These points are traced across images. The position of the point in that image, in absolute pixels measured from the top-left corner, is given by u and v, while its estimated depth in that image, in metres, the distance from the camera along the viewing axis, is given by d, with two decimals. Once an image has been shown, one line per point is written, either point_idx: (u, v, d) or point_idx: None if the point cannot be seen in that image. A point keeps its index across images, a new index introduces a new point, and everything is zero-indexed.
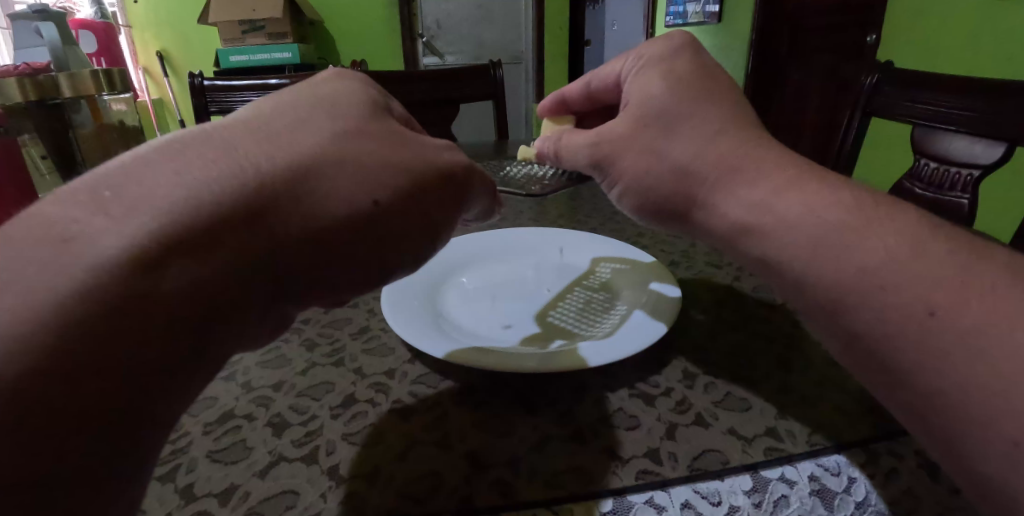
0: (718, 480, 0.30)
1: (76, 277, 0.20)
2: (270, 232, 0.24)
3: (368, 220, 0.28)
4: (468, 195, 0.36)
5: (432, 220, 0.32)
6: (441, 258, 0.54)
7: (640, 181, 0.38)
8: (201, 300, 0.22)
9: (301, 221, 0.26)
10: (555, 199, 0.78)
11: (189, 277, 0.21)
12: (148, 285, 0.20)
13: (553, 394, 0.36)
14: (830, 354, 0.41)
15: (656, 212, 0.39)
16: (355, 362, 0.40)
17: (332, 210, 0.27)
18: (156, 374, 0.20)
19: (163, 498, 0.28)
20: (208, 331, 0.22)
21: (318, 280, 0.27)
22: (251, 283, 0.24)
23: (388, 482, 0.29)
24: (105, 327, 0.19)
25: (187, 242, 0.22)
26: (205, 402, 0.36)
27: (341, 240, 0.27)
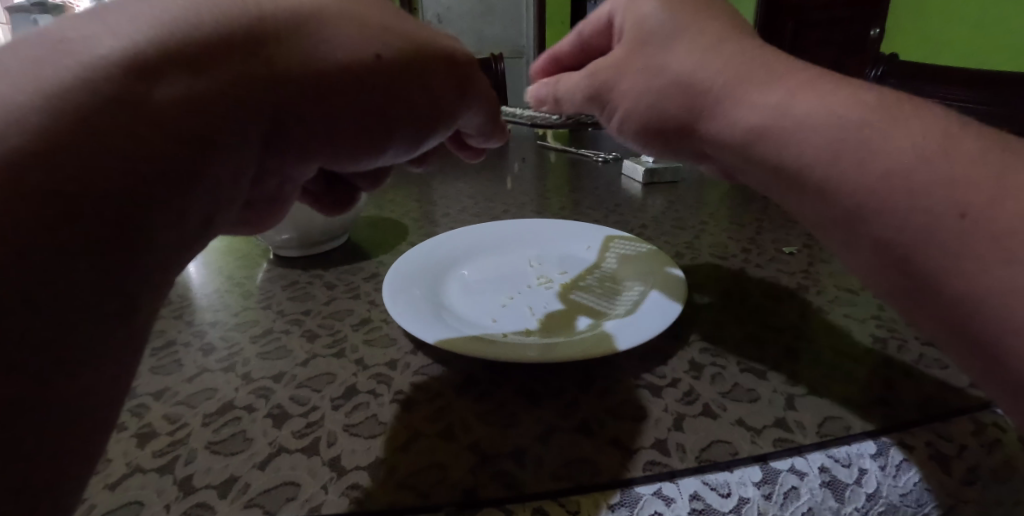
0: (727, 471, 0.29)
1: (64, 79, 0.18)
2: (274, 66, 0.22)
3: (378, 76, 0.26)
4: (479, 92, 0.34)
5: (438, 101, 0.31)
6: (442, 249, 0.53)
7: (639, 102, 0.34)
8: (202, 121, 0.20)
9: (306, 60, 0.23)
10: (558, 192, 0.78)
11: (187, 89, 0.19)
12: (142, 91, 0.18)
13: (558, 385, 0.36)
14: (838, 345, 0.41)
15: (669, 138, 0.34)
16: (356, 354, 0.39)
17: (339, 52, 0.25)
18: (145, 204, 0.18)
19: (161, 490, 0.27)
20: (209, 163, 0.21)
21: (317, 136, 0.26)
22: (253, 116, 0.22)
23: (392, 472, 0.28)
24: (94, 128, 0.17)
25: (189, 57, 0.20)
26: (204, 394, 0.35)
27: (349, 93, 0.25)
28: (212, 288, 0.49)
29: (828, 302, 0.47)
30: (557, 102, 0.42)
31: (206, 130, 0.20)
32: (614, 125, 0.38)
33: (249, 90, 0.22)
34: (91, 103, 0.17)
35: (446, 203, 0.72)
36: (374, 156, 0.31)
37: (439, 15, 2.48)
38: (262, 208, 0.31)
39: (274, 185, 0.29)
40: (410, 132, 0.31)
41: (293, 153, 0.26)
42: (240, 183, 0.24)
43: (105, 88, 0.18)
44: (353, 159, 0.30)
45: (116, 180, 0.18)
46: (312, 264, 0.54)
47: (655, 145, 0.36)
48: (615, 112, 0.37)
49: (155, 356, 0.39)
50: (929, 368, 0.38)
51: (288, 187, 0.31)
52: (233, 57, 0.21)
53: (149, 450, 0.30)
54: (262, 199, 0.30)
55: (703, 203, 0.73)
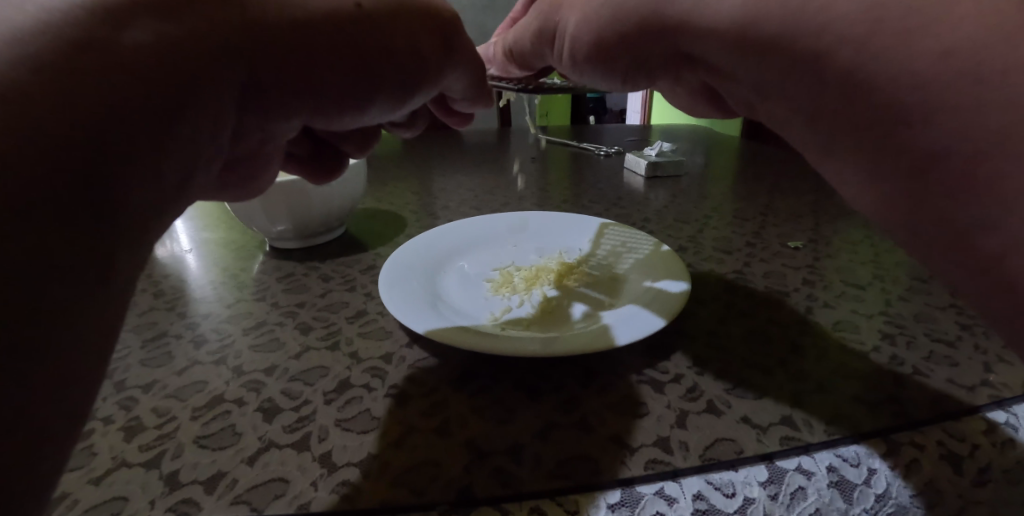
0: (732, 470, 0.28)
1: (23, 12, 0.16)
2: (250, 12, 0.21)
3: (357, 26, 0.25)
4: (458, 51, 0.33)
5: (423, 57, 0.30)
6: (439, 241, 0.52)
7: (592, 12, 0.29)
8: (181, 65, 0.19)
9: (283, 6, 0.23)
10: (560, 185, 0.76)
11: (153, 32, 0.18)
12: (104, 31, 0.17)
13: (557, 380, 0.35)
14: (846, 342, 0.40)
15: (633, 49, 0.28)
16: (351, 346, 0.38)
17: (311, 0, 0.24)
18: (125, 150, 0.17)
19: (147, 485, 0.26)
20: (191, 109, 0.19)
21: (295, 89, 0.25)
22: (226, 63, 0.21)
23: (385, 469, 0.27)
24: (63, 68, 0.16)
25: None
26: (194, 387, 0.34)
27: (330, 41, 0.24)
28: (205, 280, 0.48)
29: (835, 297, 0.46)
30: (511, 55, 0.41)
31: (187, 77, 0.19)
32: (564, 58, 0.34)
33: (227, 36, 0.21)
34: (62, 41, 0.16)
35: (445, 196, 0.71)
36: (356, 111, 0.30)
37: None
38: (238, 168, 0.30)
39: (251, 144, 0.28)
40: (392, 87, 0.30)
41: (276, 109, 0.25)
42: (218, 138, 0.23)
43: (71, 28, 0.16)
44: (334, 115, 0.29)
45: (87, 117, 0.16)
46: (308, 256, 0.53)
47: (619, 64, 0.30)
48: (564, 41, 0.32)
49: (145, 348, 0.38)
50: (939, 365, 0.37)
51: (268, 146, 0.29)
52: (207, 1, 0.20)
53: (136, 444, 0.29)
54: (240, 158, 0.29)
55: (707, 198, 0.72)
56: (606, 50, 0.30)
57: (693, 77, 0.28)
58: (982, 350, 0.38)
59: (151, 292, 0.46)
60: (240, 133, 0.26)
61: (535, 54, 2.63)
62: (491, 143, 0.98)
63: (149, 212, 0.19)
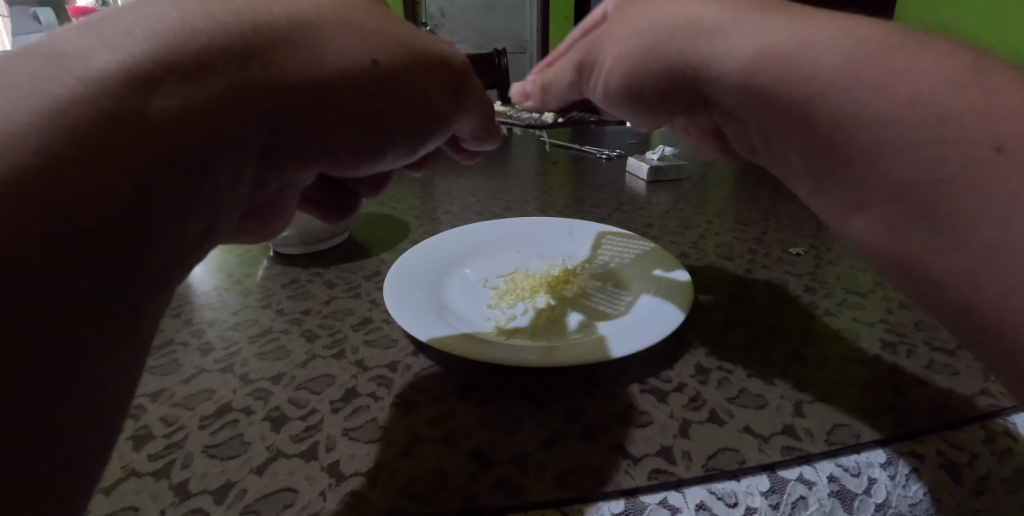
0: (734, 480, 0.28)
1: (64, 87, 0.17)
2: (270, 78, 0.22)
3: (369, 81, 0.25)
4: (470, 98, 0.33)
5: (436, 106, 0.30)
6: (442, 247, 0.52)
7: (630, 49, 0.31)
8: (202, 136, 0.19)
9: (300, 69, 0.23)
10: (562, 189, 0.77)
11: (181, 103, 0.18)
12: (135, 106, 0.17)
13: (561, 389, 0.35)
14: (847, 351, 0.40)
15: (659, 95, 0.31)
16: (356, 354, 0.39)
17: (331, 63, 0.24)
18: (148, 217, 0.17)
19: (157, 495, 0.27)
20: (208, 172, 0.20)
21: (311, 146, 0.25)
22: (249, 126, 0.21)
23: (391, 479, 0.28)
24: (94, 147, 0.16)
25: (183, 68, 0.19)
26: (202, 395, 0.34)
27: (342, 98, 0.24)
28: (210, 287, 0.49)
29: (836, 304, 0.47)
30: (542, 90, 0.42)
31: (206, 146, 0.19)
32: (598, 92, 0.35)
33: (249, 103, 0.21)
34: (92, 116, 0.16)
35: (447, 201, 0.71)
36: (369, 162, 0.30)
37: (439, 9, 2.45)
38: (258, 215, 0.30)
39: (269, 193, 0.28)
40: (406, 138, 0.30)
41: (292, 163, 0.25)
42: (238, 193, 0.23)
43: (105, 101, 0.17)
44: (348, 166, 0.29)
45: (114, 193, 0.16)
46: (311, 262, 0.54)
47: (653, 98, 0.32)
48: (599, 75, 0.34)
49: (152, 356, 0.38)
50: (939, 374, 0.37)
51: (285, 193, 0.30)
52: (230, 68, 0.20)
53: (146, 453, 0.29)
54: (258, 207, 0.29)
55: (709, 203, 0.72)
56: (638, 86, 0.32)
57: (704, 118, 0.32)
58: (982, 358, 0.39)
59: (157, 299, 0.46)
60: (260, 185, 0.26)
61: (536, 53, 2.62)
62: (493, 146, 0.98)
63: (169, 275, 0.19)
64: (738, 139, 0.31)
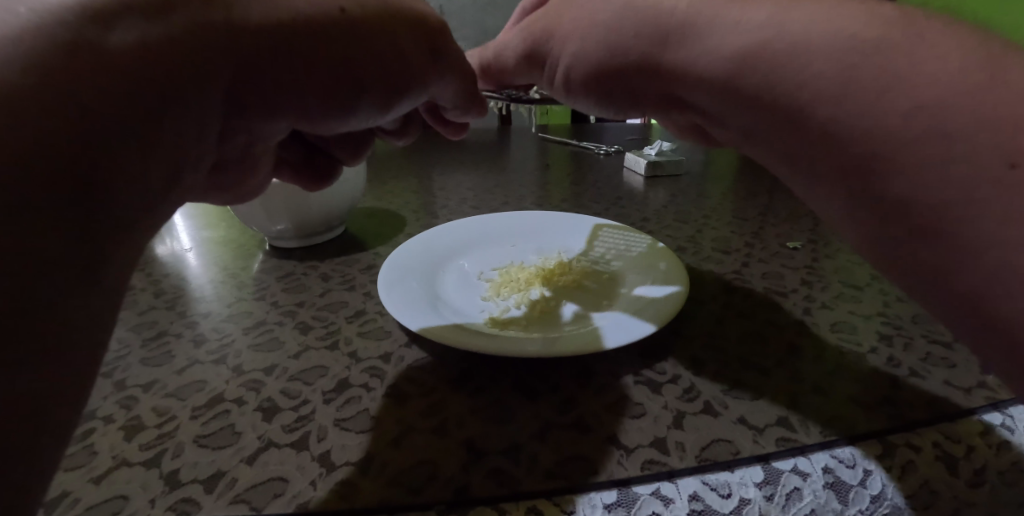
0: (728, 471, 0.28)
1: (22, 14, 0.17)
2: (230, 17, 0.22)
3: (338, 27, 0.26)
4: (443, 62, 0.34)
5: (407, 61, 0.30)
6: (438, 240, 0.52)
7: (592, 52, 0.29)
8: (166, 67, 0.19)
9: (264, 12, 0.23)
10: (559, 184, 0.76)
11: (144, 35, 0.19)
12: (97, 34, 0.18)
13: (554, 381, 0.35)
14: (843, 343, 0.40)
15: (626, 82, 0.29)
16: (350, 346, 0.39)
17: (294, 4, 0.24)
18: (114, 151, 0.18)
19: (147, 484, 0.27)
20: (178, 105, 0.20)
21: (279, 93, 0.25)
22: (214, 67, 0.21)
23: (382, 469, 0.27)
24: (59, 73, 0.16)
25: (146, 3, 0.19)
26: (194, 386, 0.34)
27: (306, 43, 0.25)
28: (206, 280, 0.49)
29: (833, 298, 0.46)
30: (490, 68, 0.39)
31: (173, 82, 0.20)
32: (559, 84, 0.34)
33: (214, 40, 0.21)
34: (54, 44, 0.17)
35: (445, 195, 0.71)
36: (339, 117, 0.30)
37: (440, 7, 2.45)
38: (228, 170, 0.31)
39: (239, 144, 0.28)
40: (377, 94, 0.30)
41: (260, 112, 0.25)
42: (207, 136, 0.23)
43: (60, 28, 0.17)
44: (318, 120, 0.29)
45: (79, 126, 0.16)
46: (307, 255, 0.53)
47: (607, 94, 0.31)
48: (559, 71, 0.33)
49: (146, 347, 0.38)
50: (936, 367, 0.37)
51: (255, 147, 0.30)
52: (190, 6, 0.21)
53: (136, 443, 0.29)
54: (228, 162, 0.29)
55: (707, 197, 0.72)
56: (606, 91, 0.31)
57: None
58: None
59: (152, 291, 0.46)
60: (228, 135, 0.26)
61: None
62: (492, 142, 0.98)
63: (142, 212, 0.19)
64: (719, 133, 0.28)
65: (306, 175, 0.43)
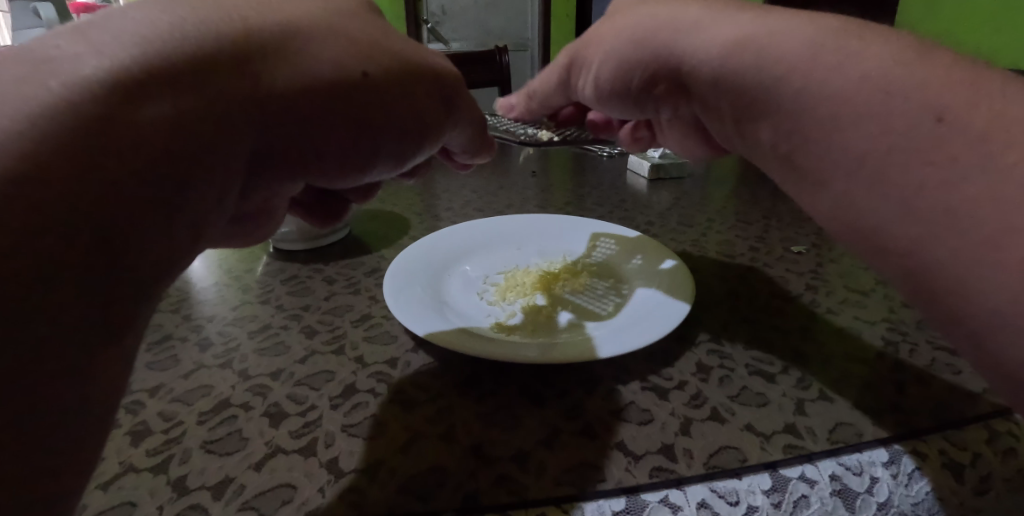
0: (736, 478, 0.28)
1: (52, 89, 0.17)
2: (257, 84, 0.22)
3: (358, 94, 0.25)
4: (460, 112, 0.33)
5: (425, 120, 0.30)
6: (443, 244, 0.52)
7: (619, 48, 0.34)
8: (191, 137, 0.19)
9: (289, 79, 0.23)
10: (562, 186, 0.76)
11: (166, 110, 0.19)
12: (121, 111, 0.18)
13: (561, 386, 0.35)
14: (849, 349, 0.40)
15: (645, 83, 0.34)
16: (356, 351, 0.39)
17: (319, 72, 0.24)
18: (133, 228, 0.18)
19: (154, 491, 0.26)
20: (195, 184, 0.20)
21: (296, 156, 0.25)
22: (234, 136, 0.21)
23: (390, 475, 0.27)
24: (84, 153, 0.17)
25: (170, 73, 0.19)
26: (201, 391, 0.34)
27: (328, 109, 0.24)
28: (211, 282, 0.48)
29: (838, 303, 0.46)
30: (529, 98, 0.46)
31: (194, 150, 0.19)
32: (592, 91, 0.39)
33: (236, 110, 0.21)
34: (82, 116, 0.17)
35: (448, 197, 0.71)
36: (358, 175, 0.29)
37: (441, 6, 2.44)
38: (248, 222, 0.31)
39: (258, 201, 0.28)
40: (393, 152, 0.30)
41: (278, 171, 0.25)
42: (228, 202, 0.23)
43: (90, 104, 0.17)
44: (338, 179, 0.29)
45: (102, 202, 0.17)
46: (312, 258, 0.53)
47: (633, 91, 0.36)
48: (591, 72, 0.38)
49: (151, 351, 0.38)
50: (942, 373, 0.37)
51: (274, 202, 0.29)
52: (215, 76, 0.20)
53: (143, 449, 0.29)
54: (248, 214, 0.29)
55: (710, 200, 0.72)
56: (628, 79, 0.35)
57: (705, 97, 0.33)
58: None
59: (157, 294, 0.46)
60: (248, 194, 0.26)
61: (537, 51, 2.62)
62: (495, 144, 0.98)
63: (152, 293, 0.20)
64: (714, 130, 0.33)
65: (314, 211, 0.42)
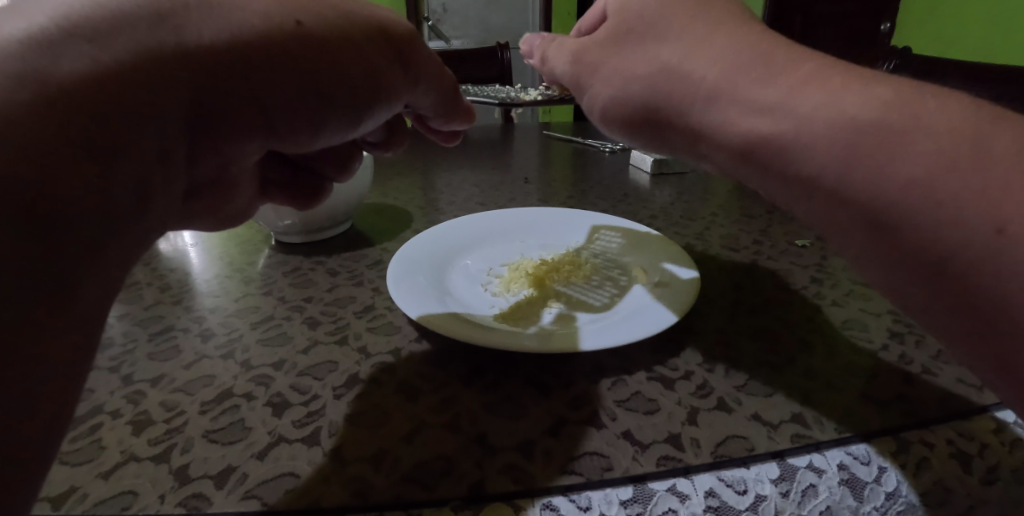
0: (744, 468, 0.28)
1: None
2: (186, 34, 0.22)
3: (296, 41, 0.26)
4: (416, 69, 0.34)
5: (376, 71, 0.30)
6: (446, 236, 0.52)
7: (625, 90, 0.34)
8: (124, 87, 0.19)
9: (220, 26, 0.23)
10: (565, 181, 0.76)
11: (92, 60, 0.19)
12: (43, 63, 0.18)
13: (567, 376, 0.35)
14: (855, 341, 0.40)
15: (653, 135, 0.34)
16: (359, 341, 0.38)
17: (248, 19, 0.24)
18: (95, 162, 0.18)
19: (157, 479, 0.26)
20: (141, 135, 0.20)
21: (248, 114, 0.25)
22: (174, 90, 0.21)
23: (395, 464, 0.27)
24: (23, 109, 0.17)
25: (94, 28, 0.20)
26: (203, 380, 0.34)
27: (270, 58, 0.25)
28: (212, 274, 0.48)
29: (843, 296, 0.46)
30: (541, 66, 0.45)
31: (126, 99, 0.19)
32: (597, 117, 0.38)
33: (174, 61, 0.21)
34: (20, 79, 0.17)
35: (450, 191, 0.71)
36: (315, 134, 0.30)
37: (442, 5, 2.44)
38: (205, 200, 0.30)
39: (212, 169, 0.27)
40: (344, 106, 0.30)
41: (233, 131, 0.25)
42: (176, 162, 0.23)
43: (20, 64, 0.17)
44: (296, 137, 0.29)
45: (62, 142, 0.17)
46: (315, 251, 0.53)
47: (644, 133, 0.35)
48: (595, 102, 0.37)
49: (152, 342, 0.38)
50: (948, 364, 0.36)
51: (229, 170, 0.29)
52: (139, 28, 0.21)
53: (145, 438, 0.29)
54: (201, 188, 0.29)
55: (713, 195, 0.72)
56: (635, 126, 0.35)
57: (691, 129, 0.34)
58: None
59: (158, 286, 0.46)
60: (201, 161, 0.25)
61: None
62: (497, 139, 0.98)
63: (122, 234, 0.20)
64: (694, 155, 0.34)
65: (290, 189, 0.43)
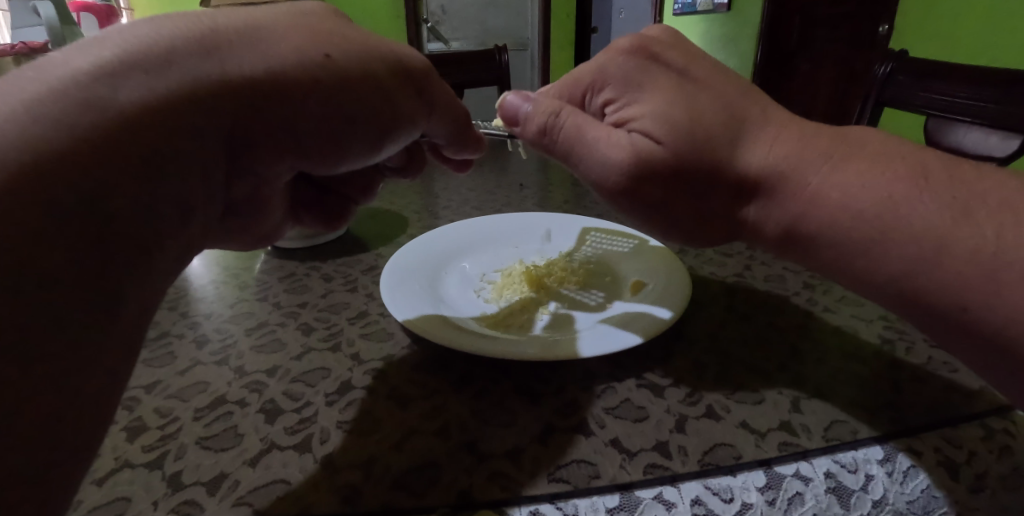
0: (731, 476, 0.28)
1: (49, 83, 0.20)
2: (228, 73, 0.24)
3: (320, 76, 0.28)
4: (434, 100, 0.36)
5: (393, 100, 0.32)
6: (441, 242, 0.52)
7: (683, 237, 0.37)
8: (165, 123, 0.22)
9: (256, 63, 0.25)
10: (561, 185, 0.76)
11: (144, 96, 0.21)
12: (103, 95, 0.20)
13: (557, 383, 0.35)
14: (846, 347, 0.40)
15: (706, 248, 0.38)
16: (352, 348, 0.39)
17: (279, 59, 0.26)
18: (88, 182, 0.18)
19: (150, 485, 0.27)
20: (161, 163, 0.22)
21: (271, 140, 0.27)
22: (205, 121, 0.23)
23: (384, 471, 0.27)
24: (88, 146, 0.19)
25: (148, 63, 0.22)
26: (197, 387, 0.34)
27: (297, 94, 0.27)
28: (208, 280, 0.49)
29: (835, 301, 0.46)
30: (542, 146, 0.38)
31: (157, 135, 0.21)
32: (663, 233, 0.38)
33: (212, 99, 0.24)
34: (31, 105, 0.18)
35: (447, 196, 0.71)
36: (337, 158, 0.32)
37: (442, 6, 2.44)
38: (243, 213, 0.33)
39: (242, 185, 0.30)
40: (364, 135, 0.32)
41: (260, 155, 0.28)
42: (208, 183, 0.25)
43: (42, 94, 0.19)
44: (319, 161, 0.31)
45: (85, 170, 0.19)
46: (311, 256, 0.53)
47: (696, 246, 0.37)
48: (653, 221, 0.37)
49: (148, 347, 0.38)
50: (938, 371, 0.37)
51: (263, 188, 0.32)
52: (188, 62, 0.23)
53: (139, 444, 0.29)
54: (240, 204, 0.32)
55: None
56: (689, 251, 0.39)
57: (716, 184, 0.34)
58: None
59: None
60: (234, 179, 0.28)
61: (536, 51, 2.63)
62: (494, 142, 0.98)
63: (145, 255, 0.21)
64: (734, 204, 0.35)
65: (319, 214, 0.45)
